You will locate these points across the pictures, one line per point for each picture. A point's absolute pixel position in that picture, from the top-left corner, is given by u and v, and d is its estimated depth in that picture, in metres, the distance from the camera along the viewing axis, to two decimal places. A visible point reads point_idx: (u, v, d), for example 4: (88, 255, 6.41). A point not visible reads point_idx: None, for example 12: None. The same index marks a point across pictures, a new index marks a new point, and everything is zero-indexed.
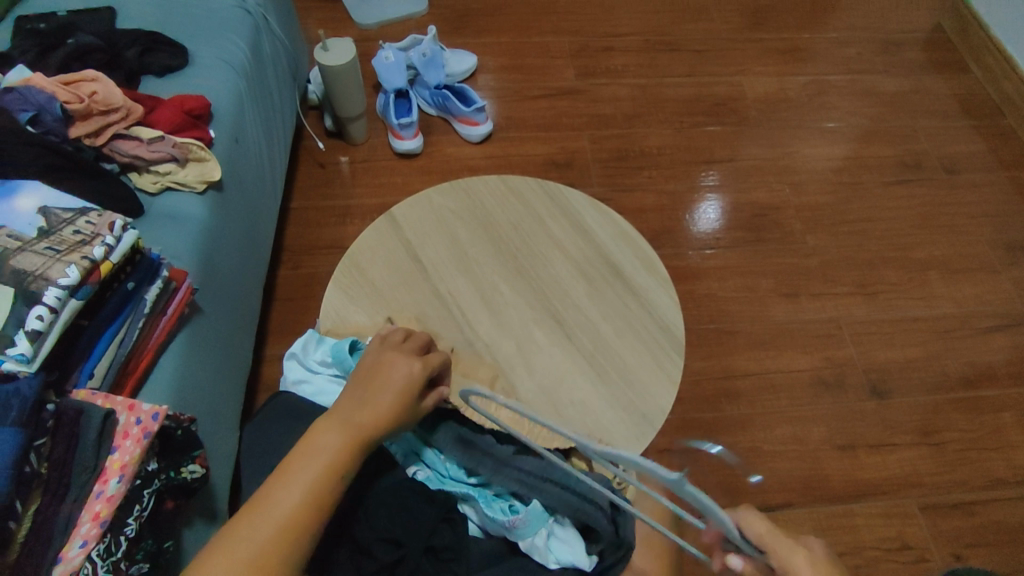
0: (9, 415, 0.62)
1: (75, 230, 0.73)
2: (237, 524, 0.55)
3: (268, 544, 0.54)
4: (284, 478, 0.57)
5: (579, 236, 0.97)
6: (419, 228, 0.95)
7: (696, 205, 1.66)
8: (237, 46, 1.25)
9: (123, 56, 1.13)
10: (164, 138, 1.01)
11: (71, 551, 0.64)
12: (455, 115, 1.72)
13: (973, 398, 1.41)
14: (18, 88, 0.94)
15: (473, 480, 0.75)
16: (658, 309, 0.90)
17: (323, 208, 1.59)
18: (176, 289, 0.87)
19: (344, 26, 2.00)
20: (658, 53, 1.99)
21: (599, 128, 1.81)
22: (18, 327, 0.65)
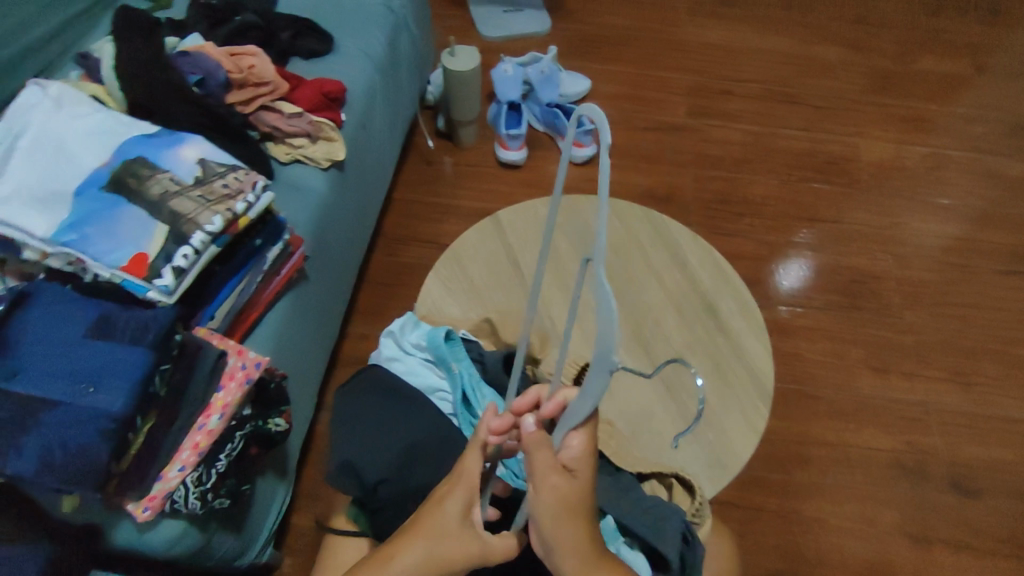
0: (144, 338, 0.69)
1: (224, 184, 0.78)
2: None
3: None
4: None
5: (677, 267, 0.96)
6: (521, 234, 0.98)
7: (791, 260, 1.62)
8: (377, 41, 1.33)
9: (278, 37, 1.23)
10: (302, 115, 1.08)
11: (170, 472, 0.70)
12: (562, 134, 1.77)
13: None
14: (190, 53, 1.03)
15: None
16: (748, 354, 0.88)
17: (424, 203, 1.65)
18: (291, 253, 0.93)
19: (470, 37, 2.09)
20: (775, 103, 1.97)
21: (703, 168, 1.80)
22: (166, 262, 0.71)
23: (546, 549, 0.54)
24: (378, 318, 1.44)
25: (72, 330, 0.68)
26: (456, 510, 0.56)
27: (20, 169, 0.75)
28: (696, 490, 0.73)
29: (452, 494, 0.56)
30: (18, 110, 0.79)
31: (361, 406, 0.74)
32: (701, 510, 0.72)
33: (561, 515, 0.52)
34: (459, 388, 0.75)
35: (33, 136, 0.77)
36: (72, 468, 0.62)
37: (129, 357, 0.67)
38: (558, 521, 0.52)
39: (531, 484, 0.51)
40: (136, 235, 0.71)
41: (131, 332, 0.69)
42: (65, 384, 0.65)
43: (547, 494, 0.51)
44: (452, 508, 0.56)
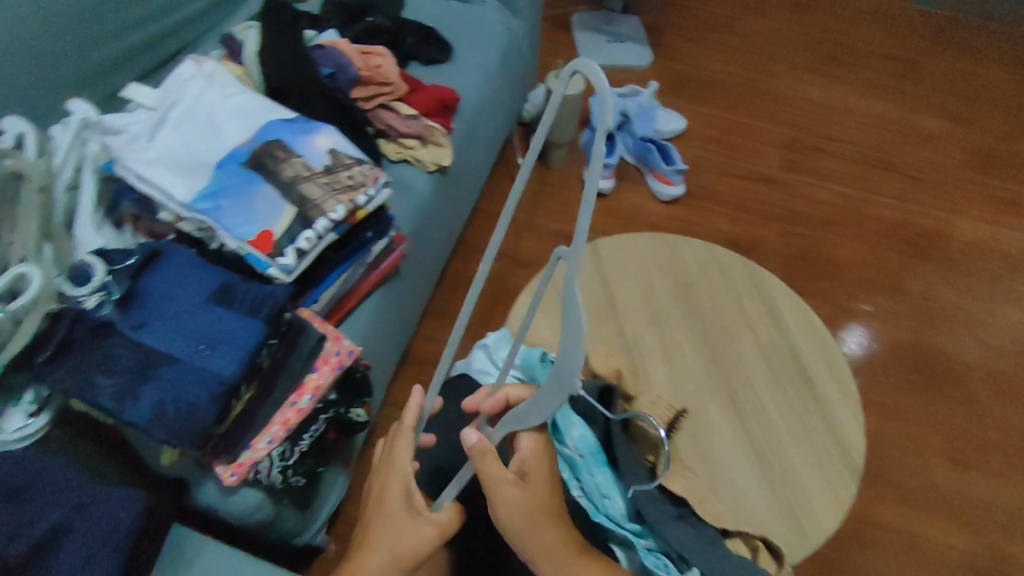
0: (259, 311, 0.72)
1: (350, 175, 0.80)
2: None
3: None
4: None
5: (771, 322, 0.94)
6: (618, 266, 0.99)
7: (872, 331, 1.56)
8: (493, 56, 1.36)
9: (403, 41, 1.27)
10: (418, 118, 1.10)
11: (260, 443, 0.72)
12: (651, 169, 1.77)
13: None
14: (325, 48, 1.07)
15: (631, 525, 0.68)
16: (841, 423, 0.84)
17: (507, 218, 1.67)
18: (392, 250, 0.95)
19: (571, 62, 2.11)
20: (871, 168, 1.91)
21: (788, 223, 1.77)
22: (290, 242, 0.74)
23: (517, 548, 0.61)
24: (447, 323, 1.46)
25: (197, 293, 0.72)
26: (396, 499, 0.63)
27: (170, 138, 0.80)
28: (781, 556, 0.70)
29: (391, 495, 0.63)
30: (175, 83, 0.84)
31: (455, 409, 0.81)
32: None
33: (527, 514, 0.60)
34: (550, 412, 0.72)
35: (184, 108, 0.82)
36: (180, 423, 0.65)
37: (243, 327, 0.70)
38: (528, 520, 0.60)
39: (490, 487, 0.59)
40: (266, 213, 0.74)
41: (249, 304, 0.72)
42: (185, 342, 0.69)
43: (505, 496, 0.59)
44: (392, 503, 0.62)
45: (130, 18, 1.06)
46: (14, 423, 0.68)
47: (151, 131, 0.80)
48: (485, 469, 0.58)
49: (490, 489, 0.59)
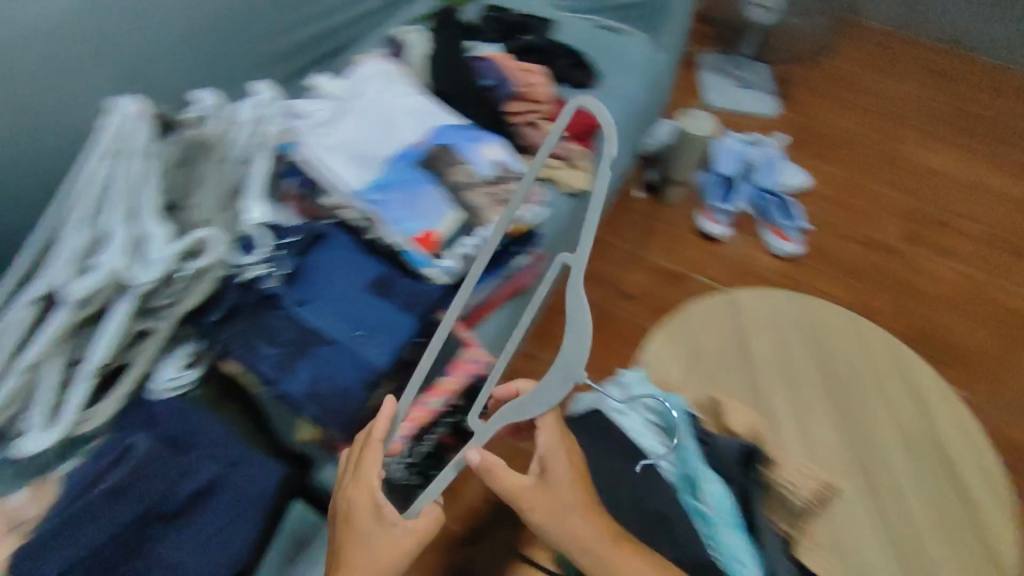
0: (413, 308, 0.72)
1: (513, 188, 0.80)
2: None
3: None
4: None
5: (916, 404, 0.89)
6: (755, 318, 0.95)
7: (993, 429, 1.44)
8: (637, 87, 1.35)
9: (555, 62, 1.27)
10: (563, 141, 1.11)
11: (391, 437, 0.70)
12: (769, 222, 1.72)
13: None
14: (487, 62, 1.09)
15: None
16: (990, 527, 0.79)
17: (615, 248, 1.65)
18: (527, 264, 0.92)
19: (695, 102, 2.08)
20: (1002, 253, 1.79)
21: (908, 298, 1.66)
22: (453, 247, 0.74)
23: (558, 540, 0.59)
24: None
25: (357, 280, 0.74)
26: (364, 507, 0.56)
27: (346, 129, 0.82)
28: None
29: (357, 508, 0.56)
30: (357, 80, 0.88)
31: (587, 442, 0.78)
32: None
33: (559, 508, 0.59)
34: (683, 464, 0.74)
35: (364, 103, 0.85)
36: (332, 401, 0.66)
37: (399, 320, 0.71)
38: (561, 517, 0.59)
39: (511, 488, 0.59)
40: (431, 215, 0.76)
41: (404, 298, 0.72)
42: (342, 324, 0.70)
43: (527, 493, 0.59)
44: (362, 522, 0.55)
45: (308, 10, 1.12)
46: (171, 373, 0.74)
47: (330, 121, 0.83)
48: (501, 482, 0.59)
49: (511, 497, 0.59)
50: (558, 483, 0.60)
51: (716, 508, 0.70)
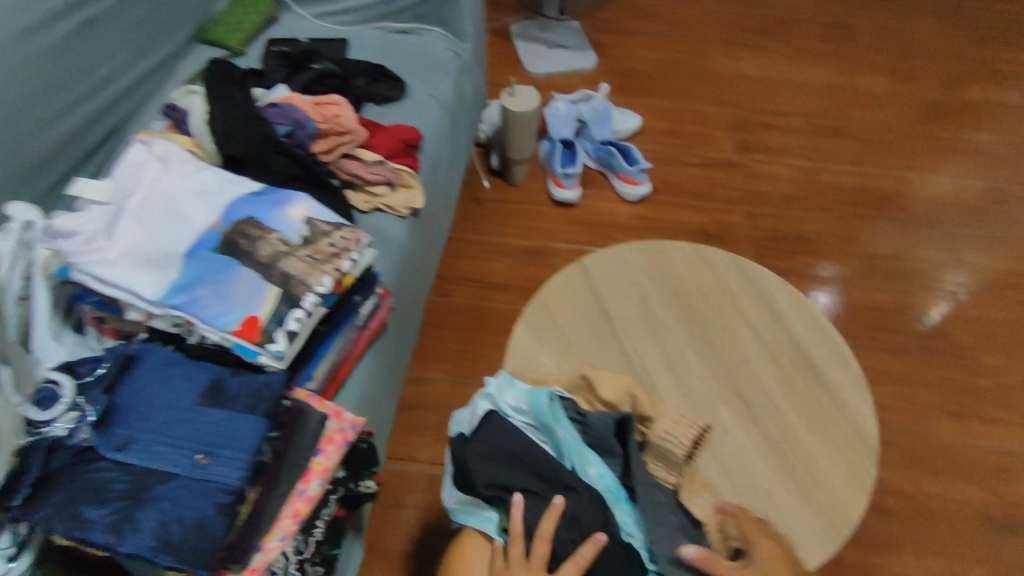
0: (260, 406, 0.67)
1: (330, 243, 0.76)
2: None
3: None
4: None
5: (770, 317, 0.94)
6: (609, 280, 0.97)
7: (830, 297, 1.61)
8: (446, 85, 1.34)
9: (353, 84, 1.22)
10: (383, 162, 1.07)
11: (272, 542, 0.69)
12: (615, 171, 1.76)
13: None
14: (279, 104, 1.02)
15: None
16: (853, 410, 0.86)
17: (476, 242, 1.65)
18: (380, 305, 0.91)
19: (515, 72, 2.09)
20: (824, 137, 1.94)
21: (756, 204, 1.78)
22: (279, 325, 0.68)
23: None
24: (433, 362, 1.43)
25: (183, 398, 0.67)
26: None
27: (129, 231, 0.73)
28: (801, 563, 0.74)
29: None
30: (126, 170, 0.79)
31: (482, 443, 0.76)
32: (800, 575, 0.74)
33: None
34: None
35: (142, 197, 0.76)
36: (185, 545, 0.59)
37: (245, 428, 0.66)
38: None
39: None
40: (246, 299, 0.69)
41: (245, 400, 0.67)
42: (180, 455, 0.63)
43: None
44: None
45: (60, 102, 0.99)
46: None
47: (108, 228, 0.73)
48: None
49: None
50: None
51: (603, 486, 0.76)
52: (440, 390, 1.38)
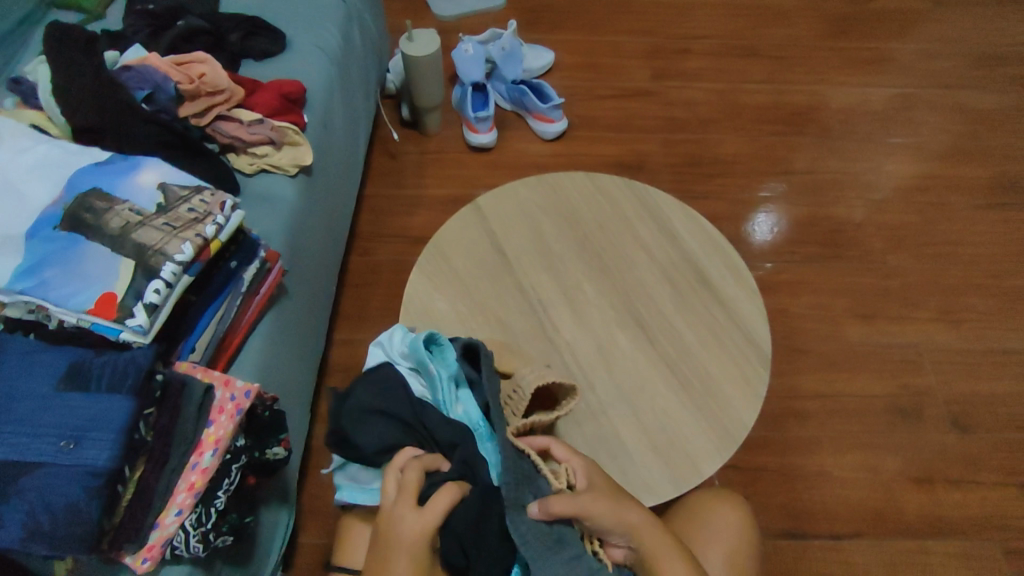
0: (125, 383, 0.65)
1: (190, 208, 0.72)
2: (387, 551, 0.64)
3: (406, 557, 0.64)
4: (391, 541, 0.64)
5: (665, 238, 0.95)
6: (503, 219, 0.96)
7: (751, 217, 1.64)
8: (332, 33, 1.23)
9: (227, 40, 1.12)
10: (263, 121, 1.00)
11: (168, 518, 0.69)
12: (530, 111, 1.72)
13: None
14: (135, 67, 0.95)
15: None
16: (746, 321, 0.88)
17: (393, 197, 1.61)
18: (269, 270, 0.87)
19: (421, 16, 2.00)
20: (736, 58, 1.93)
21: (673, 131, 1.78)
22: (137, 300, 0.66)
23: (388, 549, 0.64)
24: (359, 322, 1.41)
25: (43, 384, 0.64)
26: (416, 528, 0.64)
27: None
28: (695, 474, 0.77)
29: (415, 516, 0.65)
30: None
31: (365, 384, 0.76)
32: (693, 485, 0.77)
33: (414, 555, 0.64)
34: None
35: None
36: (60, 534, 0.59)
37: (110, 407, 0.64)
38: (416, 557, 0.64)
39: (400, 528, 0.64)
40: (100, 274, 0.66)
41: (109, 379, 0.65)
42: (45, 442, 0.62)
43: (407, 528, 0.64)
44: (411, 522, 0.64)
45: None
46: None
47: None
48: (399, 514, 0.65)
49: (401, 530, 0.64)
50: (405, 554, 0.64)
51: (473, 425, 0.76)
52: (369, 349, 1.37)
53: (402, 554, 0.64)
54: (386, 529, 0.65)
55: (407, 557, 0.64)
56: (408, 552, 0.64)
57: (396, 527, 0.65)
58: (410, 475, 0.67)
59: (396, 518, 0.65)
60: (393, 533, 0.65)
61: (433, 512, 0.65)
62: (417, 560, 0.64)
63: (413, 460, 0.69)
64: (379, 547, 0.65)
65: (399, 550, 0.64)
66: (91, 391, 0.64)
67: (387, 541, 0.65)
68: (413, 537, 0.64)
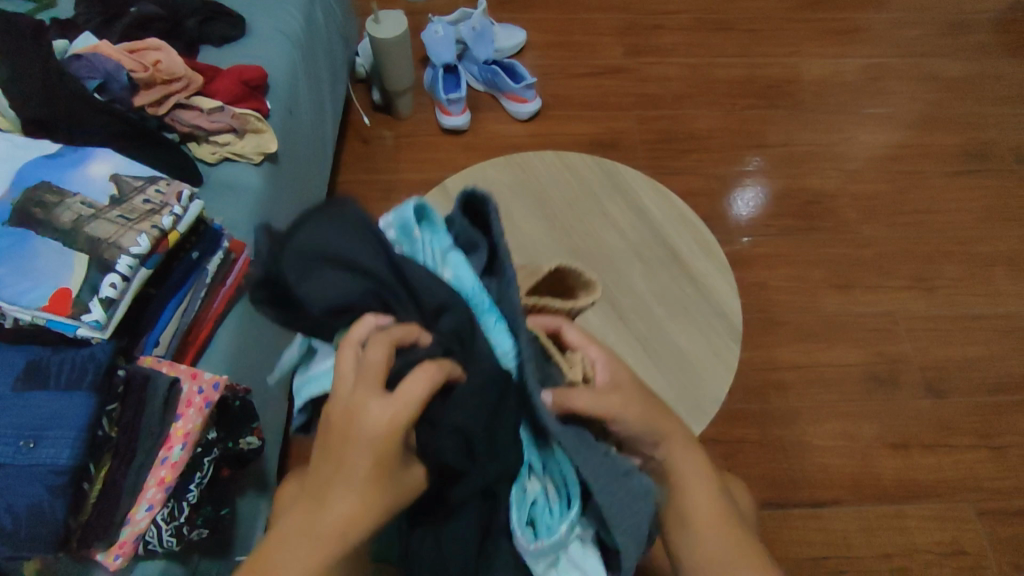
0: (85, 379, 0.64)
1: (146, 199, 0.71)
2: (346, 451, 0.49)
3: (369, 456, 0.48)
4: (350, 436, 0.49)
5: (635, 215, 0.94)
6: None
7: (729, 191, 1.63)
8: (294, 16, 1.20)
9: (184, 26, 1.09)
10: (224, 109, 0.98)
11: (137, 514, 0.68)
12: (503, 91, 1.70)
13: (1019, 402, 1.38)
14: (86, 55, 0.92)
15: None
16: (718, 295, 0.88)
17: (367, 183, 1.59)
18: (235, 260, 0.86)
19: None
20: (710, 31, 1.92)
21: (647, 108, 1.76)
22: (92, 294, 0.64)
23: (347, 444, 0.49)
24: None
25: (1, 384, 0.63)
26: (381, 415, 0.49)
27: None
28: None
29: (381, 401, 0.49)
30: None
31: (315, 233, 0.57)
32: None
33: (381, 447, 0.48)
34: None
35: None
36: (24, 532, 0.59)
37: (69, 404, 0.62)
38: (382, 450, 0.49)
39: (361, 415, 0.49)
40: (54, 270, 0.65)
41: (67, 376, 0.64)
42: (5, 443, 0.61)
43: (371, 416, 0.49)
44: (374, 409, 0.49)
45: None
46: None
47: None
48: (360, 397, 0.49)
49: (364, 416, 0.49)
50: (369, 449, 0.48)
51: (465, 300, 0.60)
52: None
53: (365, 454, 0.48)
54: (344, 418, 0.50)
55: (371, 455, 0.48)
56: (371, 445, 0.48)
57: (355, 416, 0.49)
58: (374, 352, 0.51)
59: (355, 405, 0.49)
60: (352, 423, 0.49)
61: (405, 395, 0.49)
62: (385, 456, 0.49)
63: (378, 333, 0.53)
64: (336, 446, 0.49)
65: (359, 446, 0.48)
66: (50, 387, 0.64)
67: (344, 433, 0.49)
68: (379, 428, 0.48)
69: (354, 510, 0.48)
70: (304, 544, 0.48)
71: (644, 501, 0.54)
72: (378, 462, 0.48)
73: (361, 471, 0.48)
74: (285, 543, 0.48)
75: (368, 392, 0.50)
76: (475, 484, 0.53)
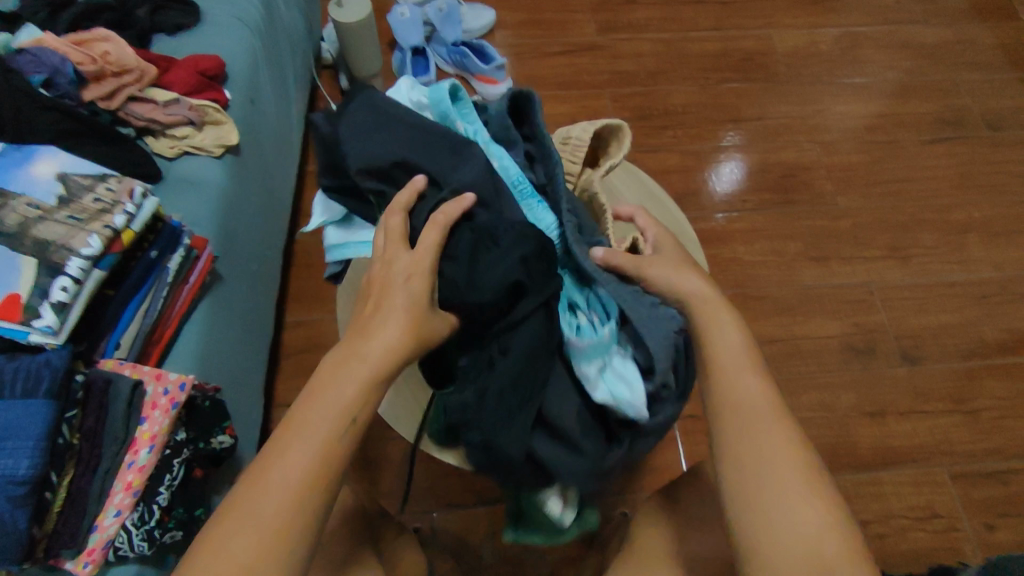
0: (40, 387, 0.62)
1: (95, 198, 0.70)
2: (383, 296, 0.64)
3: (403, 296, 0.63)
4: (387, 283, 0.64)
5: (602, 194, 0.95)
6: None
7: (706, 168, 1.63)
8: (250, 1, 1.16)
9: (134, 16, 1.05)
10: (179, 100, 0.95)
11: (106, 520, 0.67)
12: (473, 73, 1.67)
13: (994, 366, 1.40)
14: (29, 50, 0.88)
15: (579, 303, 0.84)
16: None
17: None
18: (198, 257, 0.84)
19: None
20: (683, 5, 1.90)
21: (621, 86, 1.74)
22: (43, 299, 0.63)
23: (385, 287, 0.64)
24: (313, 303, 1.38)
25: None
26: (407, 261, 0.65)
27: None
28: None
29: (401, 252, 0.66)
30: None
31: (366, 118, 0.73)
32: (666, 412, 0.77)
33: (415, 279, 0.64)
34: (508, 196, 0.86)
35: None
36: None
37: (25, 414, 0.60)
38: (416, 280, 0.64)
39: (392, 262, 0.65)
40: (3, 276, 0.64)
41: (22, 385, 0.61)
42: None
43: (399, 262, 0.65)
44: (399, 258, 0.66)
45: None
46: None
47: None
48: (392, 250, 0.66)
49: (398, 261, 0.65)
50: (404, 288, 0.64)
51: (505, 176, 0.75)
52: (327, 328, 1.35)
53: (400, 295, 0.63)
54: (382, 270, 0.66)
55: (407, 288, 0.64)
56: (405, 282, 0.64)
57: (392, 264, 0.65)
58: (393, 218, 0.68)
59: (390, 256, 0.66)
60: (389, 271, 0.65)
61: (424, 238, 0.66)
62: (421, 288, 0.64)
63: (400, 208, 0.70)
64: (379, 296, 0.64)
65: (396, 283, 0.64)
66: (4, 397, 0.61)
67: (383, 279, 0.65)
68: (411, 267, 0.65)
69: (396, 338, 0.61)
70: (360, 361, 0.59)
71: (666, 327, 0.69)
72: (416, 292, 0.63)
73: (400, 301, 0.63)
74: (335, 379, 0.58)
75: (394, 244, 0.67)
76: (527, 306, 0.68)
